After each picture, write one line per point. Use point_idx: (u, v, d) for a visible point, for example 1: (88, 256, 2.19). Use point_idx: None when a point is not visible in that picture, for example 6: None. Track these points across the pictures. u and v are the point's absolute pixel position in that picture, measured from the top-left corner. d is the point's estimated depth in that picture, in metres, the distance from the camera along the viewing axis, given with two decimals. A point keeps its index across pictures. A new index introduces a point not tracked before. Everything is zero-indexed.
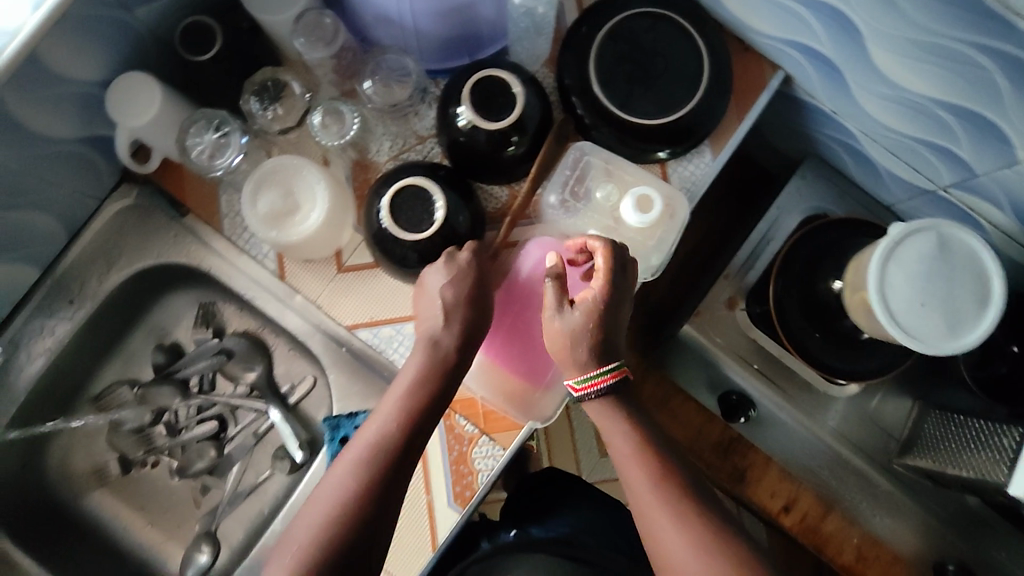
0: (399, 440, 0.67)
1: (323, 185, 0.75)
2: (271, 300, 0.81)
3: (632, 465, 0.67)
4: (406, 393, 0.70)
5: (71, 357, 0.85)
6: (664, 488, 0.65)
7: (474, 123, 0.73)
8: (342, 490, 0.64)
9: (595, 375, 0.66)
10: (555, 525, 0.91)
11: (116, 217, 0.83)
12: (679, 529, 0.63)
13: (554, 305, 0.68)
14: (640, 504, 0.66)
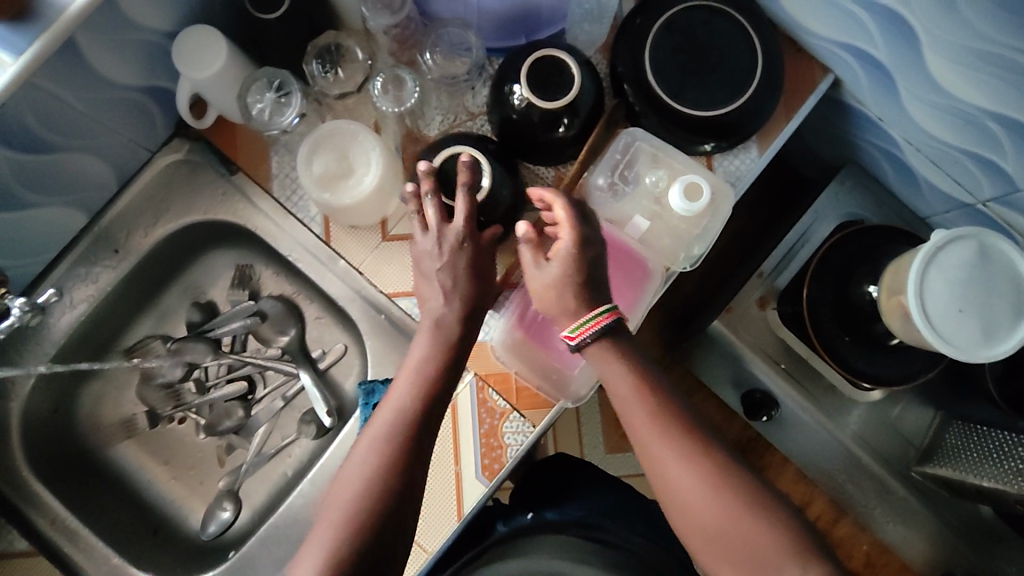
0: (418, 417, 0.65)
1: (378, 151, 0.75)
2: (315, 264, 0.83)
3: (632, 404, 0.65)
4: (417, 369, 0.68)
5: (111, 305, 0.87)
6: (668, 427, 0.63)
7: (529, 101, 0.74)
8: (378, 450, 0.63)
9: (589, 318, 0.65)
10: (571, 509, 0.90)
11: (166, 170, 0.84)
12: (688, 469, 0.61)
13: (531, 264, 0.69)
14: (644, 444, 0.64)
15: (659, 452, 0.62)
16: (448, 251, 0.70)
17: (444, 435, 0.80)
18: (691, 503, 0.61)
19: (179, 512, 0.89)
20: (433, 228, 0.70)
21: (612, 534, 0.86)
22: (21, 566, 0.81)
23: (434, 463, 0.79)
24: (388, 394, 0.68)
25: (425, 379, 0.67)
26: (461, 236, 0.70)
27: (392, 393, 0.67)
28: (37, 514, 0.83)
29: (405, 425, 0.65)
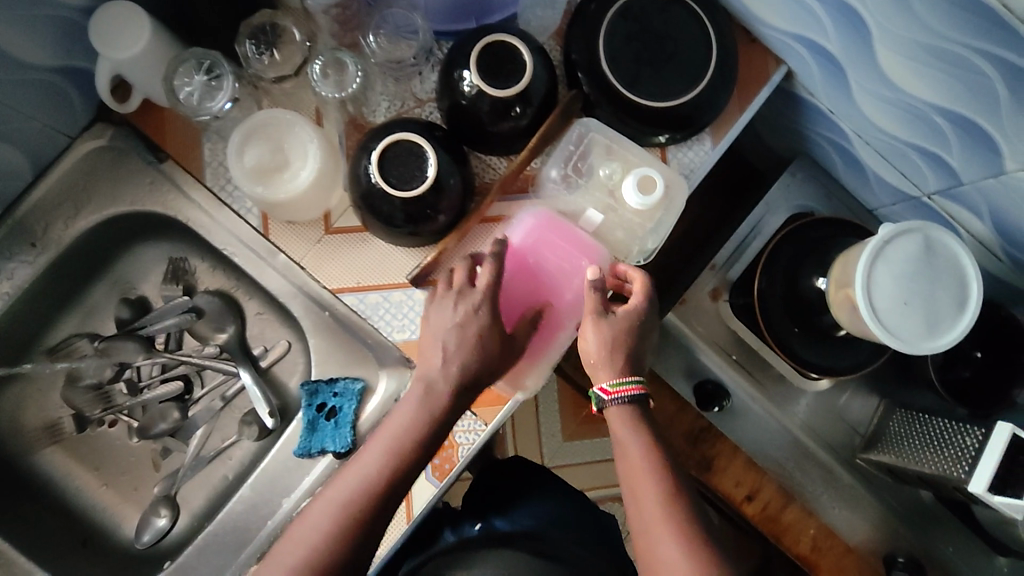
0: (388, 482, 0.64)
1: (316, 143, 0.72)
2: (253, 259, 0.78)
3: (645, 508, 0.65)
4: (395, 437, 0.65)
5: (31, 304, 0.81)
6: (673, 508, 0.64)
7: (479, 88, 0.71)
8: (333, 515, 0.62)
9: (629, 381, 0.68)
10: (521, 518, 0.90)
11: (88, 157, 0.78)
12: (682, 551, 0.62)
13: (598, 309, 0.70)
14: (645, 516, 0.64)
15: (648, 525, 0.64)
16: (464, 317, 0.68)
17: None
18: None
19: (110, 521, 0.84)
20: (456, 289, 0.69)
21: (555, 549, 0.85)
22: None
23: None
24: (365, 446, 0.67)
25: (405, 443, 0.65)
26: (480, 304, 0.68)
27: (371, 448, 0.66)
28: None
29: (377, 491, 0.64)
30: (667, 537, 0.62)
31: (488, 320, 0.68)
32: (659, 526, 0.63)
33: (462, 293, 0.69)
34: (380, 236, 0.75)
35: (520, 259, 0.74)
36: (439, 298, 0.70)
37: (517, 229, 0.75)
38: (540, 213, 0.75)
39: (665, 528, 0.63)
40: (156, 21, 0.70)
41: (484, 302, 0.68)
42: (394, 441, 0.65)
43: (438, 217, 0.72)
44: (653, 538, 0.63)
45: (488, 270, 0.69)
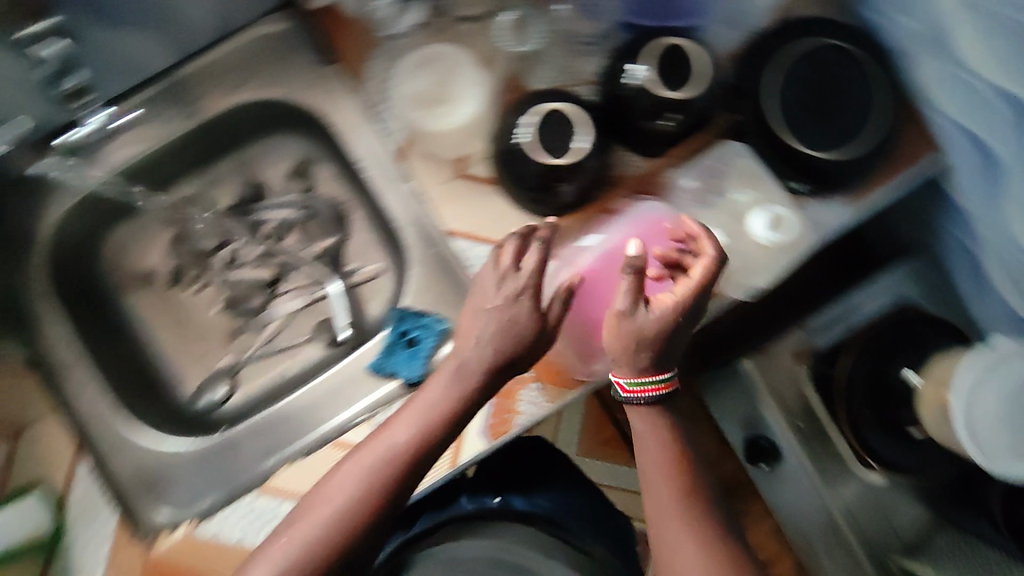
0: (416, 453, 0.66)
1: (481, 88, 0.78)
2: (383, 177, 0.83)
3: (665, 505, 0.67)
4: (432, 409, 0.66)
5: (168, 155, 0.86)
6: (692, 511, 0.66)
7: (647, 84, 0.72)
8: (369, 477, 0.64)
9: (648, 382, 0.66)
10: (539, 500, 0.90)
11: (264, 38, 0.82)
12: (698, 548, 0.64)
13: (627, 301, 0.62)
14: (659, 515, 0.67)
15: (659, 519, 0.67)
16: (505, 294, 0.66)
17: None
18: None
19: (172, 379, 0.87)
20: (501, 270, 0.67)
21: (573, 535, 0.84)
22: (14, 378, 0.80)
23: None
24: (394, 416, 0.67)
25: (433, 423, 0.66)
26: (525, 292, 0.66)
27: (397, 422, 0.67)
28: (42, 327, 0.80)
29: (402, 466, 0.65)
30: (688, 535, 0.65)
31: (524, 305, 0.66)
32: (681, 522, 0.66)
33: (506, 272, 0.67)
34: (510, 193, 0.78)
35: (628, 251, 0.75)
36: (484, 271, 0.69)
37: (632, 221, 0.76)
38: (658, 209, 0.76)
39: (688, 523, 0.65)
40: None
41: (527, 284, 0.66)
42: (432, 411, 0.66)
43: (565, 191, 0.74)
44: (671, 533, 0.66)
45: (535, 252, 0.68)
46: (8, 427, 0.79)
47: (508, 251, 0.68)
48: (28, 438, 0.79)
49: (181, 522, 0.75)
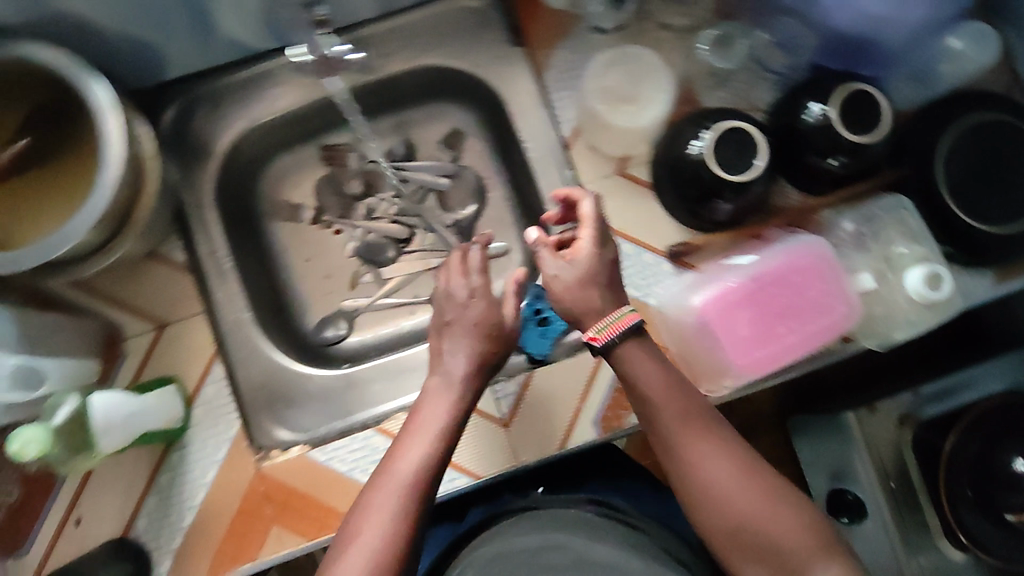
0: (429, 479, 0.60)
1: (668, 96, 0.78)
2: (550, 162, 0.83)
3: (687, 443, 0.58)
4: (429, 437, 0.62)
5: (341, 102, 0.89)
6: (720, 444, 0.59)
7: (831, 121, 0.73)
8: (394, 517, 0.57)
9: (616, 317, 0.61)
10: (599, 493, 0.80)
11: (459, 9, 0.85)
12: (743, 484, 0.57)
13: (548, 259, 0.64)
14: (686, 453, 0.58)
15: (688, 455, 0.58)
16: (462, 296, 0.69)
17: (583, 365, 0.79)
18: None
19: (298, 308, 0.92)
20: (467, 270, 0.71)
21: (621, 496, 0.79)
22: (168, 274, 0.79)
23: (560, 390, 0.79)
24: (394, 448, 0.62)
25: (437, 438, 0.62)
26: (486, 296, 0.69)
27: (410, 443, 0.61)
28: (201, 231, 0.81)
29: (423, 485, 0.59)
30: (726, 471, 0.57)
31: (479, 309, 0.67)
32: (710, 457, 0.58)
33: (462, 296, 0.69)
34: (665, 200, 0.80)
35: (777, 276, 0.73)
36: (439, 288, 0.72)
37: (784, 249, 0.74)
38: (813, 245, 0.74)
39: (711, 453, 0.58)
40: None
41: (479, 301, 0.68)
42: (429, 440, 0.61)
43: (721, 207, 0.76)
44: (707, 475, 0.57)
45: (480, 273, 0.70)
46: (148, 320, 0.78)
47: (459, 261, 0.72)
48: (167, 338, 0.78)
49: (298, 443, 0.79)
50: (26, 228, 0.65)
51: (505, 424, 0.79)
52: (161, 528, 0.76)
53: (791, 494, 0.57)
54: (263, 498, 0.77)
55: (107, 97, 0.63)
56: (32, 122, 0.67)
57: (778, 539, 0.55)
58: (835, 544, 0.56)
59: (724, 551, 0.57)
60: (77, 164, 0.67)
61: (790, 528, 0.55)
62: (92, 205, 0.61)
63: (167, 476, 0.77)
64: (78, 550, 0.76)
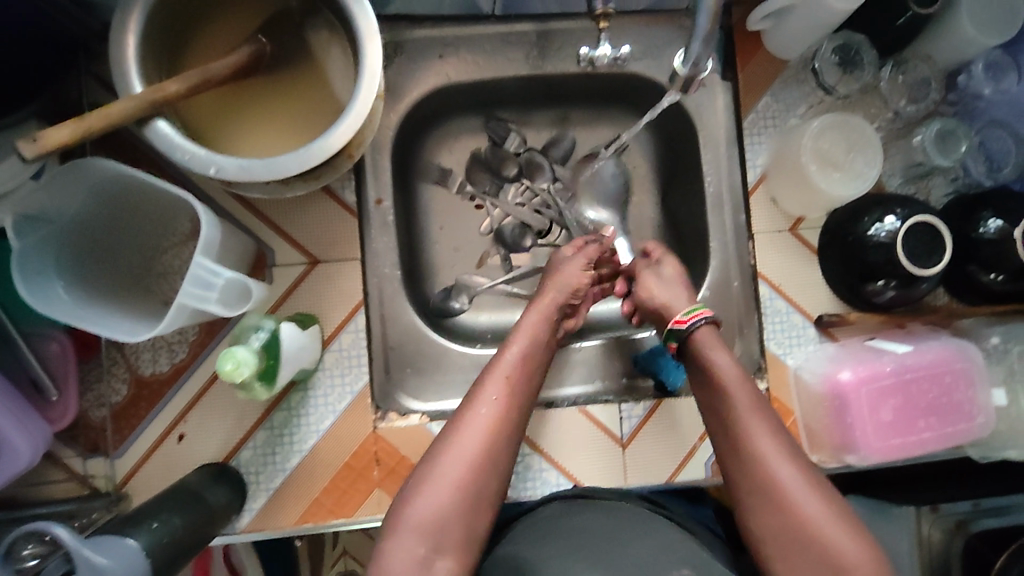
0: (495, 443, 0.63)
1: (875, 173, 0.75)
2: (723, 202, 0.83)
3: (756, 442, 0.63)
4: (492, 407, 0.64)
5: (527, 84, 0.86)
6: (779, 433, 0.63)
7: (1019, 237, 0.72)
8: (452, 486, 0.60)
9: (695, 309, 0.71)
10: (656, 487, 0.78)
11: (678, 28, 0.83)
12: (804, 481, 0.61)
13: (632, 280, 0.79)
14: (745, 452, 0.63)
15: (745, 441, 0.63)
16: (578, 259, 0.77)
17: None
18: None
19: (429, 272, 0.90)
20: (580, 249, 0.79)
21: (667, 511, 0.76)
22: (336, 212, 0.76)
23: (683, 425, 0.80)
24: (457, 421, 0.64)
25: (492, 423, 0.63)
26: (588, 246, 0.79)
27: (468, 425, 0.63)
28: (372, 178, 0.78)
29: (476, 471, 0.61)
30: (788, 471, 0.61)
31: (573, 273, 0.76)
32: (758, 432, 0.63)
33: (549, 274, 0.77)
34: (827, 269, 0.81)
35: (930, 374, 0.75)
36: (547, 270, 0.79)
37: (932, 352, 0.76)
38: (959, 350, 0.77)
39: (782, 456, 0.62)
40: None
41: (540, 305, 0.74)
42: (494, 413, 0.64)
43: (881, 292, 0.78)
44: (775, 476, 0.61)
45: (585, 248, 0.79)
46: (304, 252, 0.75)
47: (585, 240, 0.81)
48: (319, 274, 0.75)
49: (420, 413, 0.79)
50: (248, 139, 0.63)
51: (623, 445, 0.79)
52: (265, 464, 0.75)
53: (853, 514, 0.60)
54: (373, 458, 0.76)
55: (370, 25, 0.59)
56: (270, 31, 0.64)
57: (839, 550, 0.57)
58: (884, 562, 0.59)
59: (779, 560, 0.60)
60: (311, 86, 0.65)
61: (848, 540, 0.58)
62: (332, 134, 0.59)
63: (284, 414, 0.75)
64: (175, 466, 0.73)
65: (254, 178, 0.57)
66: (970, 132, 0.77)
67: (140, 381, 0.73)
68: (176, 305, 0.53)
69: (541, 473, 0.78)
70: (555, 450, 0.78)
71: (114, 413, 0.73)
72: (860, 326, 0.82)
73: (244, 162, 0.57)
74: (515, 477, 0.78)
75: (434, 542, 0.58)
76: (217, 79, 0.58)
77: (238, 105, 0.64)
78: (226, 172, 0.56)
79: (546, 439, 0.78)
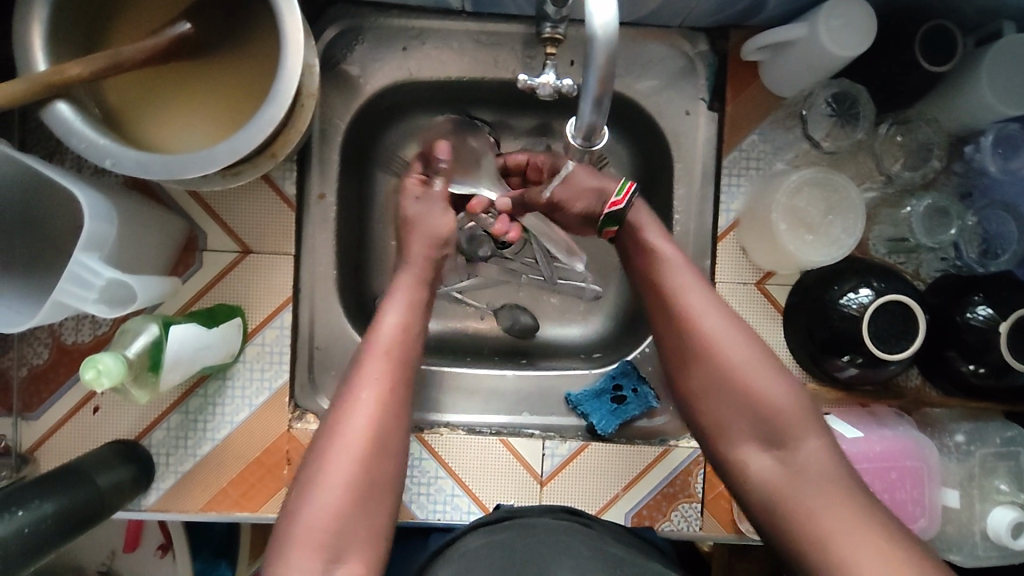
0: (376, 426, 0.58)
1: (853, 241, 0.68)
2: (690, 243, 0.78)
3: (687, 301, 0.61)
4: (371, 387, 0.59)
5: (502, 88, 0.80)
6: (722, 310, 0.61)
7: (1000, 334, 0.65)
8: (345, 477, 0.56)
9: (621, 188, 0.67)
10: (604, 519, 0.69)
11: (669, 49, 0.77)
12: (751, 358, 0.59)
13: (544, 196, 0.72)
14: (687, 338, 0.61)
15: (686, 315, 0.61)
16: (436, 207, 0.72)
17: (642, 455, 0.77)
18: (743, 440, 0.58)
19: (379, 270, 0.86)
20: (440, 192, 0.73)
21: (600, 523, 0.67)
22: (274, 204, 0.73)
23: (608, 471, 0.76)
24: (334, 406, 0.59)
25: (377, 404, 0.59)
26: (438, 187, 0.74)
27: (353, 408, 0.58)
28: (318, 170, 0.76)
29: (364, 464, 0.56)
30: (734, 355, 0.59)
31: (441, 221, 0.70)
32: (707, 311, 0.61)
33: (410, 225, 0.71)
34: (792, 335, 0.75)
35: (878, 458, 0.69)
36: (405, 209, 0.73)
37: (882, 441, 0.70)
38: (914, 441, 0.70)
39: (713, 311, 0.61)
40: (867, 44, 0.64)
41: (410, 274, 0.67)
42: (372, 398, 0.59)
43: (844, 367, 0.71)
44: (703, 332, 0.60)
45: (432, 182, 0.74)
46: (237, 241, 0.73)
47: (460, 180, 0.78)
48: (249, 265, 0.73)
49: None
50: (171, 127, 0.61)
51: (542, 482, 0.76)
52: (176, 447, 0.74)
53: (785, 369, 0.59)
54: (285, 457, 0.75)
55: (294, 21, 0.55)
56: (197, 13, 0.60)
57: (767, 401, 0.57)
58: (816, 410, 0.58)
59: (712, 421, 0.60)
60: (245, 79, 0.61)
61: (777, 388, 0.58)
62: (240, 138, 0.56)
63: (199, 400, 0.74)
64: (88, 437, 0.73)
65: (150, 175, 0.55)
66: (967, 212, 0.69)
67: (62, 348, 0.73)
68: (49, 301, 0.52)
69: (453, 497, 0.75)
70: (469, 476, 0.76)
71: (33, 375, 0.73)
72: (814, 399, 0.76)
73: (142, 157, 0.55)
74: (426, 499, 0.75)
75: (335, 535, 0.54)
76: (130, 63, 0.55)
77: (166, 90, 0.61)
78: (121, 166, 0.54)
79: (462, 464, 0.76)
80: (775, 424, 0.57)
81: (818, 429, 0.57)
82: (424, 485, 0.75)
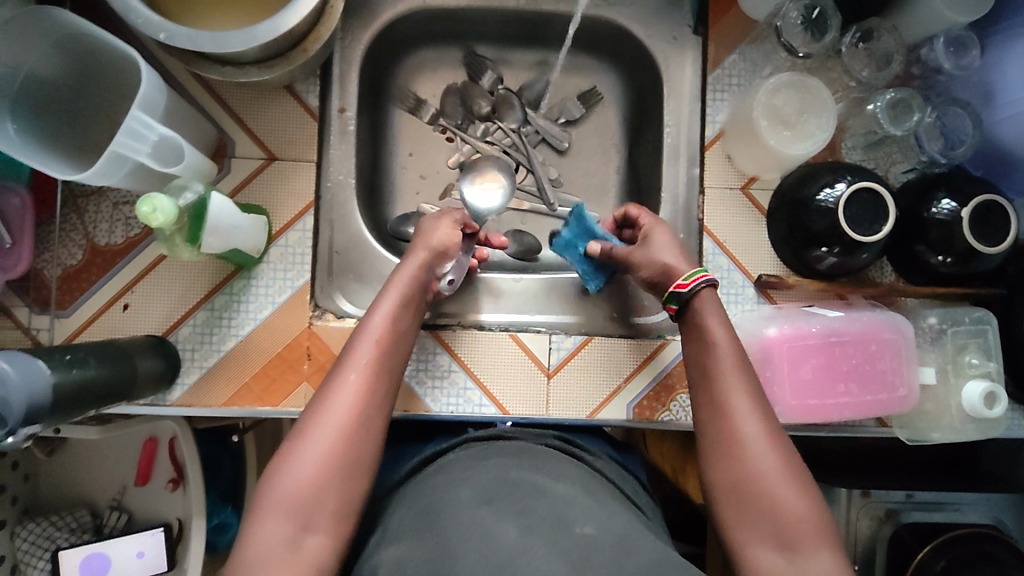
0: (358, 416, 0.60)
1: (828, 134, 0.76)
2: (681, 154, 0.85)
3: (727, 406, 0.62)
4: (359, 376, 0.62)
5: (505, 19, 0.88)
6: (760, 408, 0.62)
7: (964, 218, 0.72)
8: (321, 460, 0.57)
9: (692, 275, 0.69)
10: (590, 443, 0.77)
11: None
12: (776, 456, 0.59)
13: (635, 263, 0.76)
14: (726, 427, 0.61)
15: (728, 399, 0.62)
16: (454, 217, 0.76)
17: (642, 349, 0.82)
18: (755, 545, 0.57)
19: (391, 195, 0.92)
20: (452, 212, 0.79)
21: (588, 454, 0.73)
22: (298, 113, 0.79)
23: (610, 365, 0.81)
24: (322, 392, 0.61)
25: (361, 392, 0.61)
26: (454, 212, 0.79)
27: (339, 389, 0.61)
28: (337, 88, 0.82)
29: (344, 442, 0.59)
30: (767, 457, 0.59)
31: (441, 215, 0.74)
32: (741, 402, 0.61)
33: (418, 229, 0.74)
34: (775, 234, 0.81)
35: (855, 338, 0.76)
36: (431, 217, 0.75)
37: (857, 321, 0.76)
38: (891, 325, 0.76)
39: (749, 414, 0.61)
40: None
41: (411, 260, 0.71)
42: (359, 385, 0.61)
43: (824, 258, 0.77)
44: (739, 428, 0.60)
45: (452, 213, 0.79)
46: (263, 148, 0.78)
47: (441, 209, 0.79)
48: (273, 171, 0.79)
49: (355, 317, 0.82)
50: (210, 17, 0.66)
51: (548, 374, 0.81)
52: (201, 343, 0.78)
53: (808, 477, 0.59)
54: (305, 352, 0.79)
55: None
56: None
57: (787, 509, 0.56)
58: (833, 533, 0.57)
59: (726, 515, 0.59)
60: None
61: (797, 500, 0.57)
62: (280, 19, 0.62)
63: (225, 298, 0.78)
64: (116, 332, 0.77)
65: (199, 49, 0.61)
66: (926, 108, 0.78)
67: (95, 249, 0.77)
68: (108, 152, 0.57)
69: (465, 391, 0.80)
70: (481, 371, 0.81)
71: (66, 275, 0.77)
72: (794, 295, 0.83)
73: (194, 32, 0.61)
74: (440, 392, 0.80)
75: (304, 519, 0.55)
76: None
77: None
78: (175, 40, 0.61)
79: (473, 359, 0.81)
80: (790, 533, 0.56)
81: (831, 546, 0.56)
82: (438, 379, 0.80)
